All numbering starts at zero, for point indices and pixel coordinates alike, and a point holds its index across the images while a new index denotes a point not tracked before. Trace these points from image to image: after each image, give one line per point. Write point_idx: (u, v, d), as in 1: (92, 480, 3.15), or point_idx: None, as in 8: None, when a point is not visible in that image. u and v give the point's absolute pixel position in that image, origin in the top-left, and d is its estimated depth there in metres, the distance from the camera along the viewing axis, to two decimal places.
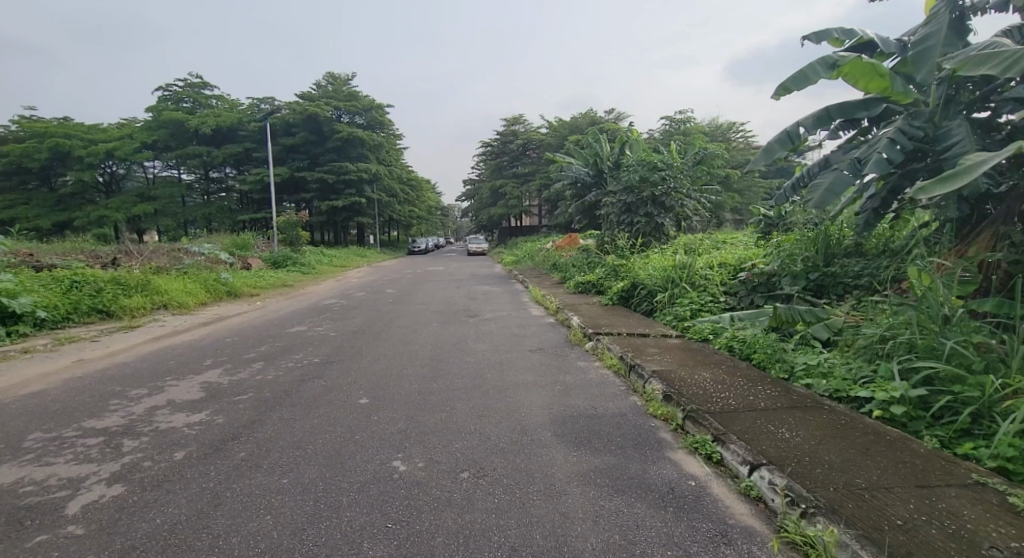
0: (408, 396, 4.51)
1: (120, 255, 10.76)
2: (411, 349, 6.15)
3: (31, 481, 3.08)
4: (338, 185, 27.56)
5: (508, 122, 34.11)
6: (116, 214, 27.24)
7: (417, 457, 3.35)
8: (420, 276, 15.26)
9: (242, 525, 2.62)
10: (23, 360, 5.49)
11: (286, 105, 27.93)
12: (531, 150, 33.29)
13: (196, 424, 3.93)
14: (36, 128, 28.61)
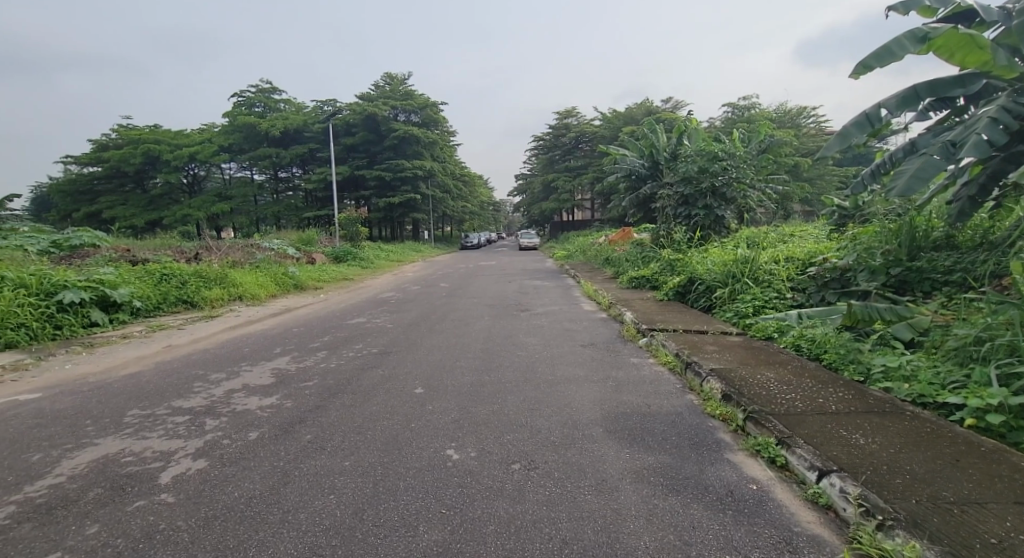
0: (461, 387, 4.57)
1: (202, 250, 11.59)
2: (465, 341, 6.24)
3: (131, 453, 3.37)
4: (395, 182, 28.32)
5: (561, 114, 33.80)
6: (197, 212, 29.31)
7: (470, 446, 3.39)
8: (474, 271, 15.47)
9: (309, 502, 2.75)
10: (121, 345, 6.02)
11: (346, 107, 28.99)
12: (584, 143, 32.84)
13: (268, 407, 4.15)
14: (130, 135, 31.32)
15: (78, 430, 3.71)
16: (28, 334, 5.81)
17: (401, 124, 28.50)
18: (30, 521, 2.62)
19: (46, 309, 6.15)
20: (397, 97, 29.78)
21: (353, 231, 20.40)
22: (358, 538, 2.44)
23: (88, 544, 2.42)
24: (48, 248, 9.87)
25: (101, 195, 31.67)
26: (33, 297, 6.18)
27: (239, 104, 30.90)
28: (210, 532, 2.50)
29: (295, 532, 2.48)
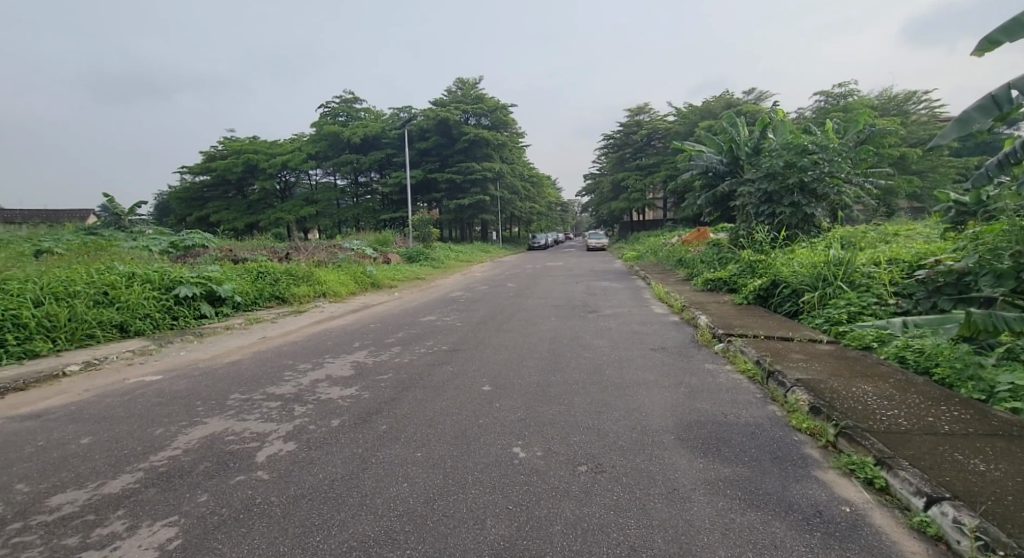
0: (529, 386, 4.56)
1: (292, 250, 12.45)
2: (532, 341, 6.23)
3: (233, 432, 3.64)
4: (465, 184, 28.93)
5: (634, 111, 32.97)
6: (287, 216, 31.56)
7: (536, 445, 3.36)
8: (543, 271, 15.46)
9: (384, 489, 2.83)
10: (226, 335, 6.58)
11: (420, 112, 29.93)
12: (656, 140, 31.98)
13: (348, 397, 4.36)
14: (233, 146, 34.34)
15: (190, 410, 4.08)
16: (152, 323, 6.49)
17: (472, 127, 29.02)
18: (153, 486, 2.91)
19: (166, 302, 6.84)
20: (468, 101, 30.37)
21: (425, 233, 21.08)
22: (429, 526, 2.49)
23: (198, 511, 2.65)
24: (167, 248, 11.01)
25: (208, 201, 35.02)
26: (156, 291, 6.89)
27: (325, 114, 32.85)
28: (296, 509, 2.65)
29: (372, 516, 2.57)
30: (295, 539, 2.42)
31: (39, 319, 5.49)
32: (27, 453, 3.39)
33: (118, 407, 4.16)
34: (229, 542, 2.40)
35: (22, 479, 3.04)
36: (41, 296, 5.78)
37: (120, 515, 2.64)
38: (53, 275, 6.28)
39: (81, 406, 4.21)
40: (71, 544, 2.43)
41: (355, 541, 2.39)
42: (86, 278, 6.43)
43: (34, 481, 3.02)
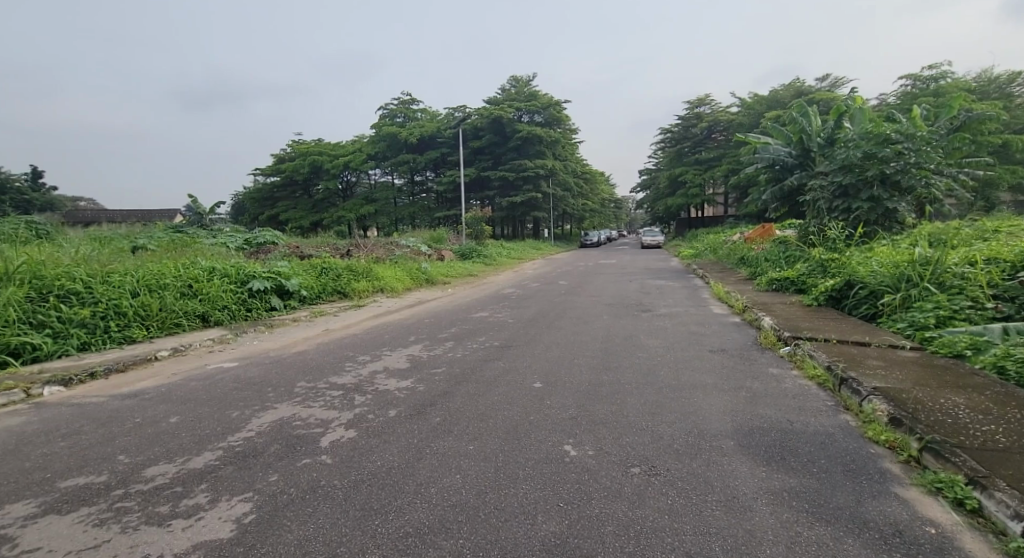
0: (583, 384, 4.50)
1: (353, 247, 12.92)
2: (585, 339, 6.14)
3: (300, 417, 3.82)
4: (518, 181, 28.97)
5: (693, 103, 31.72)
6: (348, 214, 32.86)
7: (588, 444, 3.29)
8: (595, 269, 15.23)
9: (437, 479, 2.87)
10: (293, 327, 6.91)
11: (475, 111, 30.22)
12: (717, 133, 30.74)
13: (404, 389, 4.45)
14: (300, 148, 36.11)
15: (262, 395, 4.31)
16: (230, 314, 6.91)
17: (526, 124, 29.01)
18: (230, 464, 3.10)
19: (241, 295, 7.28)
20: (522, 99, 30.35)
21: (478, 230, 21.29)
22: (481, 517, 2.49)
23: (270, 489, 2.80)
24: (242, 244, 11.74)
25: (277, 200, 37.06)
26: (232, 284, 7.33)
27: (384, 116, 33.87)
28: (356, 494, 2.73)
29: (426, 505, 2.61)
30: (356, 521, 2.49)
31: (136, 308, 5.95)
32: (125, 428, 3.71)
33: (201, 390, 4.46)
34: (296, 520, 2.50)
35: (121, 451, 3.33)
36: (137, 287, 6.23)
37: (204, 489, 2.83)
38: (148, 267, 6.73)
39: (170, 387, 4.53)
40: (162, 511, 2.63)
41: (411, 528, 2.43)
42: (175, 271, 6.90)
43: (132, 453, 3.30)
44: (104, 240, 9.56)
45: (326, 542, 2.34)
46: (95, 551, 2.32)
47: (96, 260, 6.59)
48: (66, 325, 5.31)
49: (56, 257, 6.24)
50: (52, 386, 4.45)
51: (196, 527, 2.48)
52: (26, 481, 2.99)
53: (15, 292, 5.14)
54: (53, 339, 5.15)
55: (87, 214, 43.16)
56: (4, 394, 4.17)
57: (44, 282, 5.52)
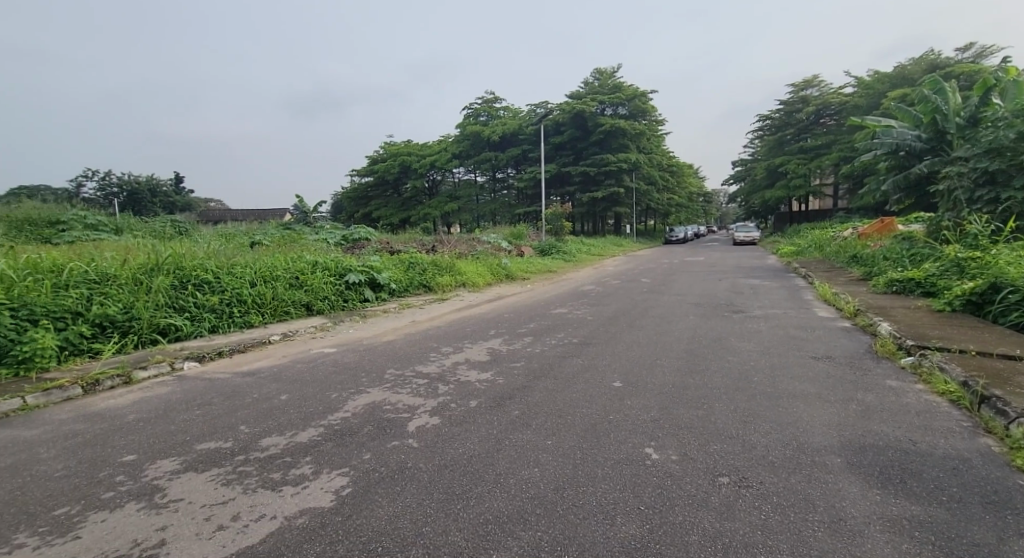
0: (668, 384, 4.30)
1: (438, 243, 13.31)
2: (669, 338, 5.87)
3: (389, 402, 4.00)
4: (600, 176, 28.38)
5: (800, 85, 29.13)
6: (433, 211, 34.10)
7: (672, 448, 3.15)
8: (681, 266, 14.54)
9: (517, 470, 2.95)
10: (384, 317, 7.22)
11: (557, 107, 29.96)
12: (827, 116, 28.11)
13: (485, 380, 4.48)
14: (390, 149, 37.99)
15: (356, 379, 4.53)
16: (329, 303, 7.37)
17: (609, 118, 28.29)
18: (330, 441, 3.38)
19: (339, 286, 7.73)
20: (606, 91, 29.56)
21: (559, 226, 21.15)
22: (559, 513, 2.52)
23: (364, 467, 3.05)
24: (340, 240, 12.54)
25: (371, 199, 39.39)
26: (331, 276, 7.80)
27: (468, 115, 34.66)
28: (440, 479, 2.89)
29: (505, 495, 2.70)
30: (440, 504, 2.64)
31: (254, 296, 6.50)
32: (244, 401, 4.07)
33: (305, 371, 4.79)
34: (386, 498, 2.71)
35: (243, 422, 3.70)
36: (255, 277, 6.79)
37: (308, 461, 3.13)
38: (263, 260, 7.35)
39: (281, 368, 4.91)
40: (275, 478, 2.96)
41: (490, 516, 2.52)
42: (284, 264, 7.44)
43: (251, 424, 3.66)
44: (229, 236, 10.64)
45: (413, 520, 2.52)
46: (223, 507, 2.68)
47: (222, 253, 7.27)
48: (200, 310, 5.91)
49: (191, 250, 6.96)
50: (190, 361, 4.98)
51: (302, 495, 2.78)
52: (170, 441, 3.43)
53: (163, 280, 5.77)
54: (191, 322, 5.76)
55: (214, 213, 48.52)
56: (155, 366, 4.73)
57: (185, 269, 6.16)
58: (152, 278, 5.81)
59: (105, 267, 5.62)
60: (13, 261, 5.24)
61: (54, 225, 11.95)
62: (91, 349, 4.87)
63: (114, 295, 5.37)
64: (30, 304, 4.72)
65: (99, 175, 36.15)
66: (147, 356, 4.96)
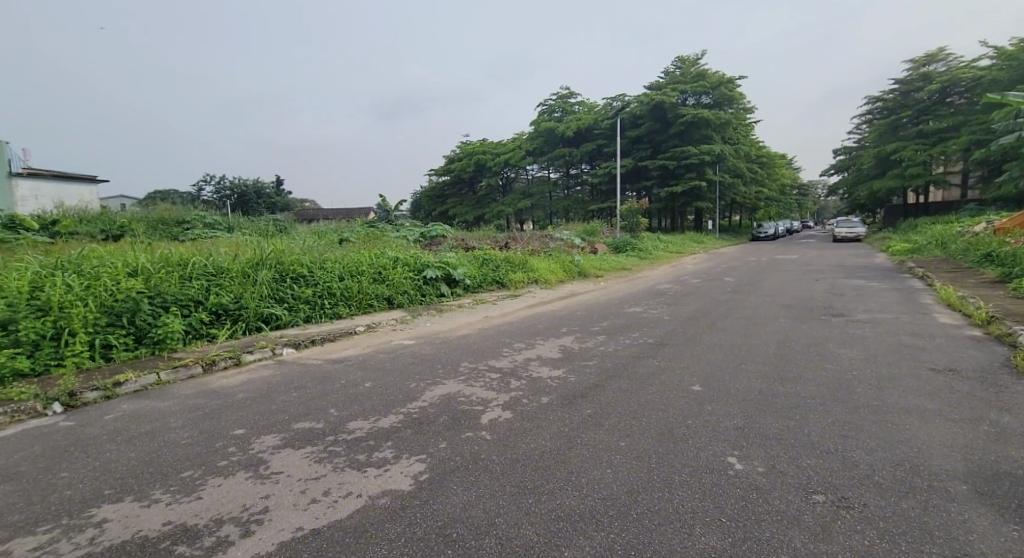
0: (753, 391, 3.93)
1: (511, 240, 13.29)
2: (758, 341, 5.40)
3: (464, 395, 3.97)
4: (679, 170, 27.14)
5: (922, 60, 26.00)
6: (506, 208, 34.35)
7: (759, 458, 2.88)
8: (768, 265, 13.48)
9: (590, 469, 2.82)
10: (460, 312, 7.28)
11: (635, 99, 28.99)
12: (953, 95, 24.89)
13: (557, 377, 4.33)
14: (466, 148, 38.68)
15: (433, 371, 4.56)
16: (408, 298, 7.55)
17: (690, 108, 26.91)
18: (409, 428, 3.40)
19: (418, 281, 7.90)
20: (688, 81, 28.10)
21: (634, 222, 20.44)
22: (633, 517, 2.39)
23: (440, 454, 3.04)
24: (418, 236, 12.88)
25: (447, 197, 40.44)
26: (410, 272, 7.98)
27: (542, 111, 34.43)
28: (512, 471, 2.83)
29: (576, 493, 2.59)
30: (512, 497, 2.59)
31: (341, 289, 6.79)
32: (333, 386, 4.22)
33: (386, 361, 4.90)
34: (461, 486, 2.69)
35: (332, 405, 3.83)
36: (343, 272, 7.10)
37: (390, 446, 3.17)
38: (350, 256, 7.66)
39: (365, 356, 5.07)
40: (361, 459, 3.03)
41: (562, 513, 2.44)
42: (369, 259, 7.71)
43: (340, 408, 3.78)
44: (322, 233, 11.30)
45: (486, 510, 2.48)
46: (316, 482, 2.79)
47: (315, 249, 7.66)
48: (297, 301, 6.26)
49: (290, 246, 7.40)
50: (288, 347, 5.26)
51: (384, 477, 2.83)
52: (272, 418, 3.62)
53: (266, 275, 6.17)
54: (289, 312, 6.11)
55: (307, 212, 52.12)
56: (259, 350, 5.04)
57: (285, 263, 6.55)
58: (258, 272, 6.23)
59: (221, 260, 6.07)
60: (150, 255, 5.78)
61: (179, 223, 13.31)
62: (209, 334, 5.29)
63: (227, 286, 5.80)
64: (162, 292, 5.20)
65: (211, 179, 40.05)
66: (254, 341, 5.31)
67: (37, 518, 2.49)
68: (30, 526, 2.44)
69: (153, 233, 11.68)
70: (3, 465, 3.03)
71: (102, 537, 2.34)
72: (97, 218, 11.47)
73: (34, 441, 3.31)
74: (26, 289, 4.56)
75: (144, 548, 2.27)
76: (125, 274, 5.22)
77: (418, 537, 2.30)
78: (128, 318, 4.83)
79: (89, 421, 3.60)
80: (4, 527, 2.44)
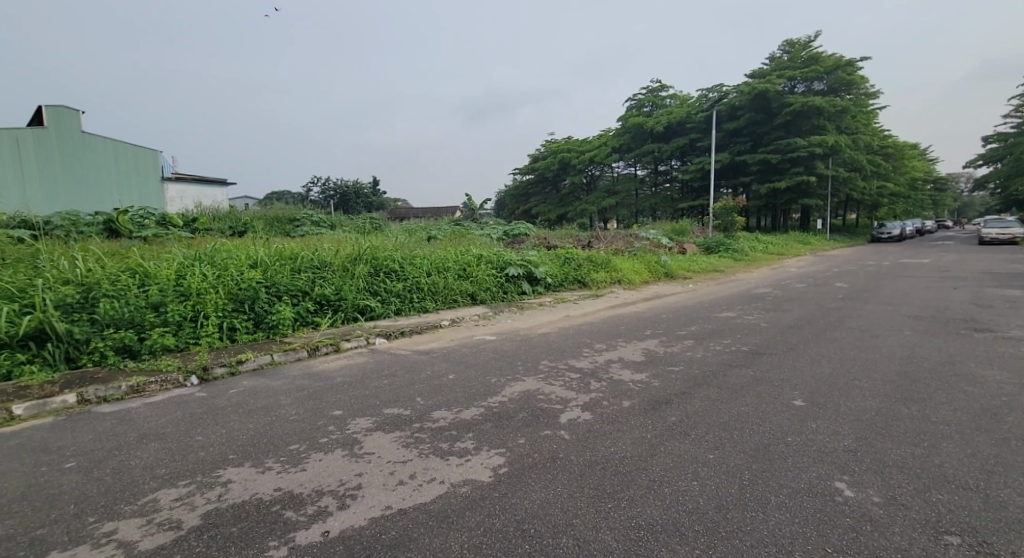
0: (867, 410, 3.49)
1: (593, 239, 13.05)
2: (874, 355, 4.80)
3: (544, 393, 3.96)
4: (784, 164, 24.89)
5: None
6: (589, 207, 33.72)
7: (874, 487, 2.55)
8: (890, 270, 11.94)
9: (673, 480, 2.67)
10: (541, 310, 7.27)
11: (734, 89, 27.09)
12: None
13: (640, 381, 4.18)
14: (552, 147, 38.51)
15: (513, 367, 4.61)
16: (491, 294, 7.69)
17: (798, 96, 24.43)
18: (489, 421, 3.46)
19: (501, 279, 8.03)
20: (797, 66, 25.58)
21: (728, 222, 18.40)
22: (722, 535, 2.24)
23: (519, 450, 3.06)
24: (501, 234, 13.08)
25: (532, 196, 40.63)
26: (493, 269, 8.14)
27: (630, 107, 32.95)
28: (591, 473, 2.76)
29: (659, 502, 2.47)
30: (590, 499, 2.53)
31: (429, 284, 7.08)
32: (420, 376, 4.42)
33: (469, 355, 5.03)
34: (539, 483, 2.68)
35: (419, 394, 4.01)
36: (431, 268, 7.40)
37: (471, 437, 3.24)
38: (437, 253, 7.97)
39: (449, 350, 5.25)
40: (444, 447, 3.13)
41: (643, 522, 2.34)
42: (455, 257, 7.98)
43: (426, 397, 3.95)
44: (411, 230, 11.88)
45: (564, 510, 2.45)
46: (404, 465, 2.94)
47: (406, 246, 8.07)
48: (389, 294, 6.64)
49: (384, 242, 7.88)
50: (380, 337, 5.59)
51: (466, 466, 2.90)
52: (366, 403, 3.88)
53: (363, 269, 6.61)
54: (381, 304, 6.49)
55: (401, 211, 55.17)
56: (356, 339, 5.42)
57: (378, 258, 7.00)
58: (356, 266, 6.69)
59: (325, 255, 6.62)
60: (267, 250, 6.44)
61: (290, 221, 14.73)
62: (313, 322, 5.78)
63: (329, 278, 6.29)
64: (277, 283, 5.78)
65: (319, 180, 43.62)
66: (351, 330, 5.70)
67: (179, 473, 2.88)
68: (173, 479, 2.82)
69: (269, 230, 12.99)
70: (154, 425, 3.54)
71: (228, 496, 2.65)
72: (226, 216, 13.04)
73: (177, 406, 3.84)
74: (173, 276, 5.28)
75: (259, 509, 2.53)
76: (247, 266, 5.88)
77: (496, 528, 2.34)
78: (249, 305, 5.42)
79: (218, 393, 4.10)
80: (154, 477, 2.85)
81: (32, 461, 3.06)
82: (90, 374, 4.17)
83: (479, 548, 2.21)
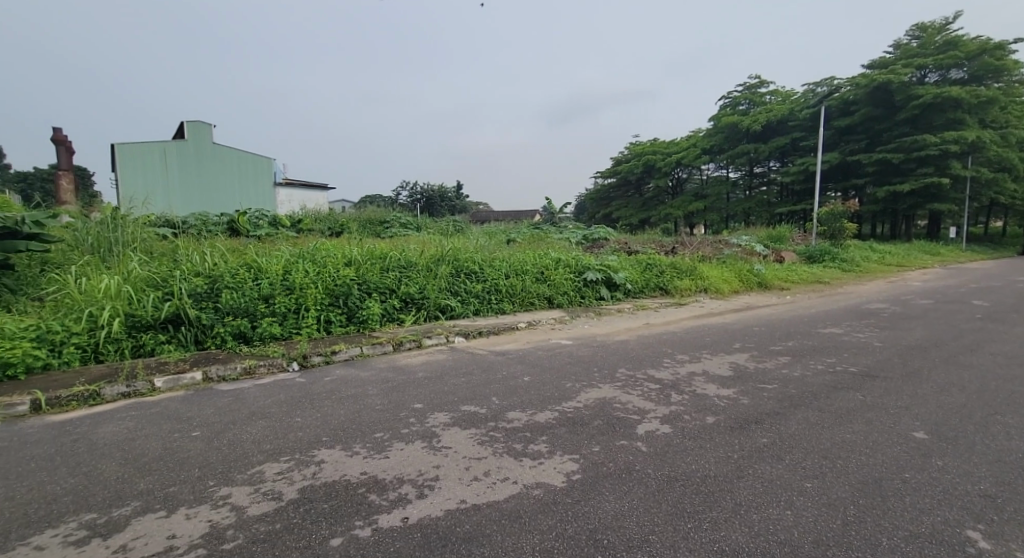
0: (1007, 451, 2.99)
1: (679, 245, 12.47)
2: (1018, 387, 4.10)
3: (619, 401, 3.85)
4: (908, 163, 21.91)
5: None
6: (676, 211, 32.23)
7: (1017, 541, 2.17)
8: None
9: (762, 506, 2.47)
10: (618, 317, 7.08)
11: (848, 82, 24.41)
12: None
13: (726, 397, 3.91)
14: (638, 149, 37.25)
15: (589, 373, 4.53)
16: (568, 299, 7.62)
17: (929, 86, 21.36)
18: (563, 426, 3.43)
19: (579, 283, 7.94)
20: (930, 53, 22.48)
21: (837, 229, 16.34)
22: None
23: (593, 458, 3.00)
24: (581, 239, 12.94)
25: (615, 200, 39.66)
26: (571, 273, 8.07)
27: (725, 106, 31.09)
28: (670, 489, 2.64)
29: (746, 529, 2.30)
30: (669, 516, 2.42)
31: (508, 286, 7.19)
32: (496, 376, 4.50)
33: (545, 358, 5.02)
34: (614, 494, 2.61)
35: (495, 394, 4.08)
36: (510, 271, 7.52)
37: (544, 440, 3.24)
38: (517, 256, 8.07)
39: (526, 352, 5.28)
40: (518, 448, 3.16)
41: (727, 547, 2.19)
42: (533, 261, 8.03)
43: (502, 397, 4.01)
44: (491, 234, 12.12)
45: (640, 524, 2.37)
46: (479, 461, 3.01)
47: (487, 249, 8.27)
48: (468, 295, 6.84)
49: (466, 245, 8.12)
50: (460, 336, 5.78)
51: (540, 469, 2.90)
52: (445, 398, 4.02)
53: (445, 270, 6.87)
54: (461, 304, 6.71)
55: (486, 214, 56.37)
56: (437, 336, 5.65)
57: (460, 259, 7.24)
58: (439, 266, 6.98)
59: (411, 256, 6.97)
60: (360, 250, 6.92)
61: (381, 223, 15.69)
62: (399, 318, 6.11)
63: (415, 277, 6.61)
64: (368, 281, 6.19)
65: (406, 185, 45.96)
66: (434, 328, 5.94)
67: (281, 450, 3.19)
68: (276, 454, 3.13)
69: (362, 231, 13.94)
70: (262, 404, 3.94)
71: (322, 475, 2.88)
72: (327, 219, 14.21)
73: (280, 389, 4.25)
74: (282, 271, 5.85)
75: (347, 490, 2.72)
76: (342, 264, 6.35)
77: (569, 535, 2.31)
78: (344, 300, 5.86)
79: (316, 380, 4.47)
80: (260, 451, 3.18)
81: (167, 427, 3.54)
82: (213, 356, 4.76)
83: (551, 553, 2.20)
